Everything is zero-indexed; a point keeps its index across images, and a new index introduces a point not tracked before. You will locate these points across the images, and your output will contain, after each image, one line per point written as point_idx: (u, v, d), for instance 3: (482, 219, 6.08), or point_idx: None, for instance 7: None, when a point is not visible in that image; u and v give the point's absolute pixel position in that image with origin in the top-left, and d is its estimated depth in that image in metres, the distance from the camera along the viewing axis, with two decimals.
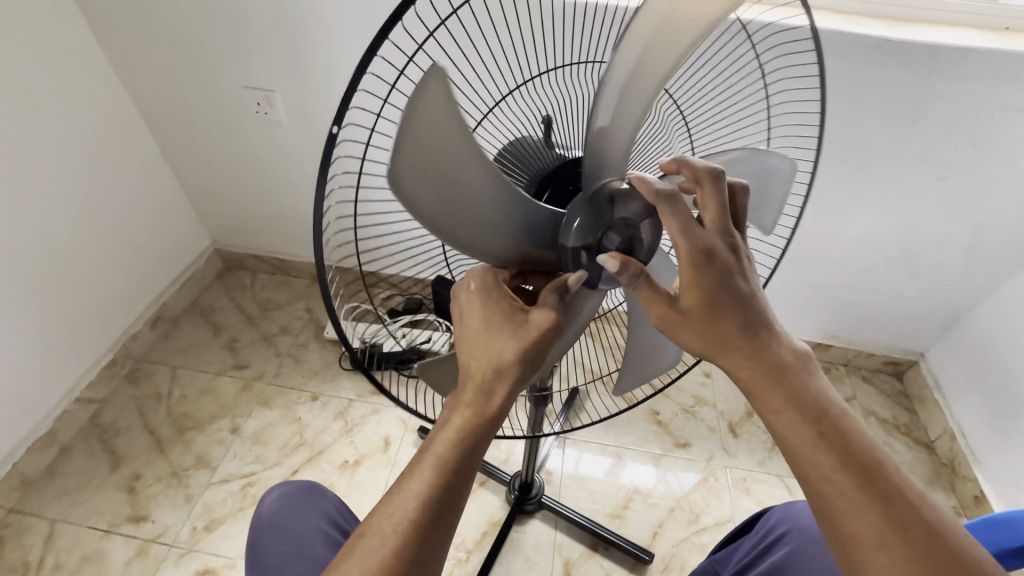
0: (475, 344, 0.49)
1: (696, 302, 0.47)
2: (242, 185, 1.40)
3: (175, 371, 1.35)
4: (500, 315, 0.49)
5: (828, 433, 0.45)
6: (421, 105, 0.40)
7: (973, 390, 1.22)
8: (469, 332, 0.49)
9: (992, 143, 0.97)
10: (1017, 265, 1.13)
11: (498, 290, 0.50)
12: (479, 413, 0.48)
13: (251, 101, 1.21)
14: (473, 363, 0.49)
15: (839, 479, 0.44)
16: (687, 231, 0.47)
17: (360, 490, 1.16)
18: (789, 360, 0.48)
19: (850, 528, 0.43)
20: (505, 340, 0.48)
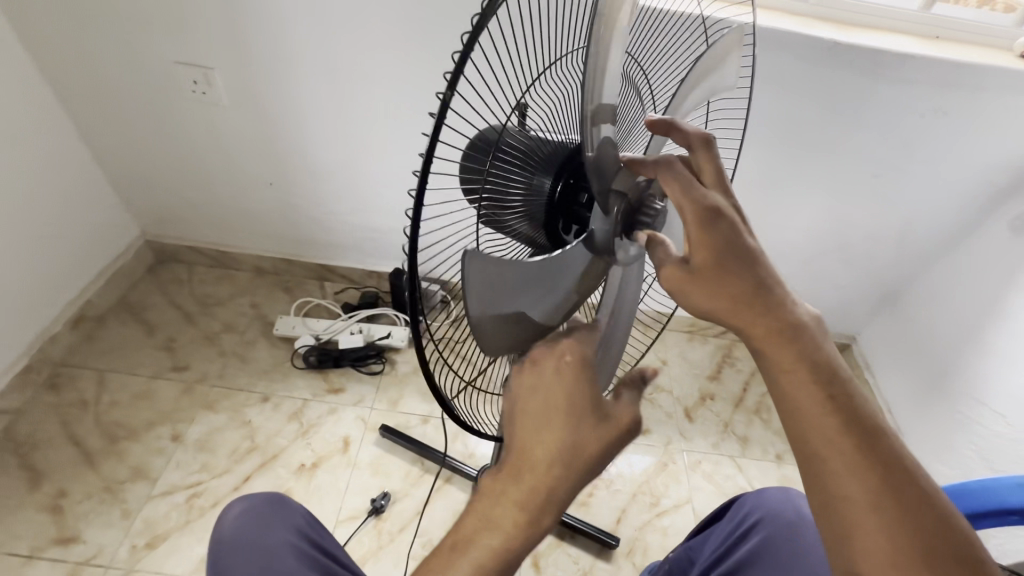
0: (550, 425, 0.40)
1: (708, 258, 0.42)
2: (176, 170, 1.28)
3: (103, 375, 1.23)
4: (581, 404, 0.41)
5: (838, 398, 0.41)
6: (473, 284, 0.42)
7: (898, 370, 1.34)
8: (540, 412, 0.41)
9: (922, 143, 1.05)
10: (936, 255, 1.25)
11: (585, 368, 0.43)
12: (536, 523, 0.39)
13: (187, 79, 1.10)
14: (536, 454, 0.39)
15: (842, 444, 0.40)
16: (689, 190, 0.44)
17: (319, 494, 1.11)
18: (802, 320, 0.43)
19: (846, 494, 0.40)
20: (585, 432, 0.40)
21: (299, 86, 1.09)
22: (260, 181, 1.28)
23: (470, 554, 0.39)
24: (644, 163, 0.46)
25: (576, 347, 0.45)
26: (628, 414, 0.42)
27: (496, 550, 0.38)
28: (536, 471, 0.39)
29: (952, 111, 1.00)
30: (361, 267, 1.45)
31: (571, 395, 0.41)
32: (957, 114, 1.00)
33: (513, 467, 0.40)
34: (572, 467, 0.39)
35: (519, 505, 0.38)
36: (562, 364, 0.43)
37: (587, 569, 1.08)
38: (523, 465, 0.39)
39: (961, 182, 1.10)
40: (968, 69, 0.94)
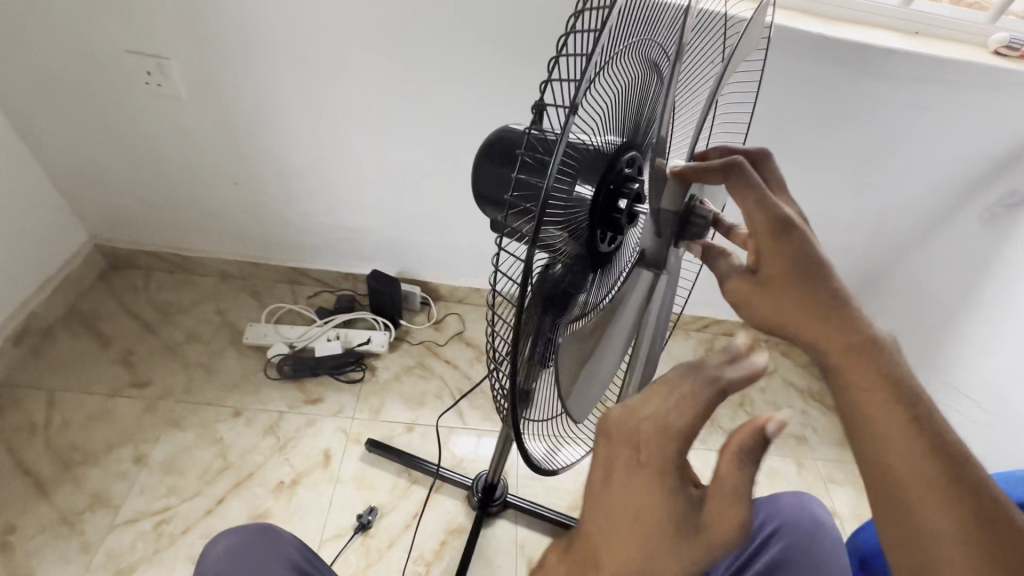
0: (621, 524, 0.32)
1: (781, 269, 0.42)
2: (129, 170, 1.18)
3: (53, 394, 1.12)
4: (653, 504, 0.32)
5: (926, 425, 0.37)
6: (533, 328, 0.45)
7: None
8: (605, 505, 0.33)
9: (901, 138, 1.06)
10: None
11: (674, 449, 0.33)
12: None
13: (141, 70, 1.01)
14: (609, 557, 0.33)
15: (933, 476, 0.36)
16: (763, 202, 0.43)
17: (301, 512, 1.05)
18: (882, 337, 0.39)
19: (932, 541, 0.35)
20: (664, 544, 0.31)
21: (267, 79, 1.02)
22: (223, 180, 1.19)
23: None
24: (697, 170, 0.46)
25: (672, 419, 0.33)
26: (724, 525, 0.31)
27: None
28: (608, 572, 0.32)
29: (931, 106, 1.01)
30: (336, 270, 1.38)
31: (649, 485, 0.32)
32: (935, 109, 1.01)
33: (583, 559, 0.33)
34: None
35: None
36: (638, 446, 0.33)
37: None
38: (595, 560, 0.33)
39: (935, 176, 1.13)
40: (947, 64, 0.95)
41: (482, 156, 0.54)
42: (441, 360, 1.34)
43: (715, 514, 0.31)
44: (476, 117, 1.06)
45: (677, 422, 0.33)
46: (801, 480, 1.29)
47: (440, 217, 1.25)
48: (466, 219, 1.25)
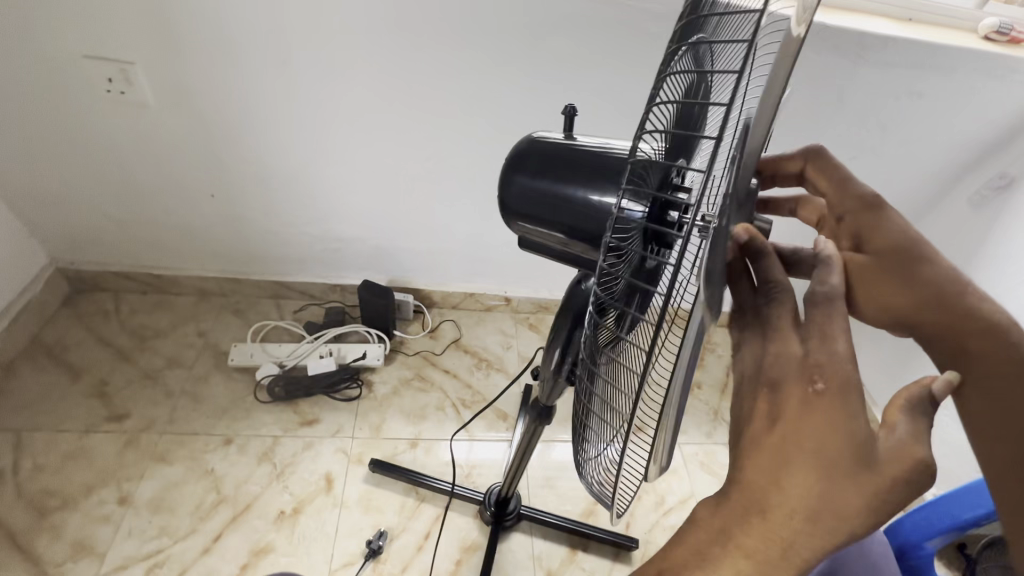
0: (790, 464, 0.32)
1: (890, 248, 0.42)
2: (92, 186, 1.08)
3: (19, 436, 1.03)
4: (839, 446, 0.32)
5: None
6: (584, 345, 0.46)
7: (868, 344, 1.41)
8: (780, 447, 0.33)
9: (895, 125, 1.07)
10: None
11: (853, 396, 0.32)
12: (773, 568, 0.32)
13: (102, 76, 0.92)
14: (776, 498, 0.32)
15: None
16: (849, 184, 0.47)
17: (306, 543, 0.99)
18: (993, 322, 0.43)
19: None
20: (832, 482, 0.31)
21: (244, 83, 0.95)
22: (198, 192, 1.11)
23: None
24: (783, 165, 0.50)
25: (841, 363, 0.33)
26: (905, 463, 0.31)
27: None
28: (774, 507, 0.32)
29: (925, 92, 1.02)
30: (324, 281, 1.31)
31: (820, 428, 0.32)
32: (928, 96, 1.02)
33: (745, 502, 0.33)
34: (819, 520, 0.32)
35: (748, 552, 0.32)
36: (815, 390, 0.33)
37: None
38: (758, 495, 0.33)
39: (926, 162, 1.14)
40: (942, 51, 0.95)
41: (509, 169, 0.50)
42: (440, 370, 1.30)
43: (895, 449, 0.31)
44: (471, 118, 1.01)
45: (851, 365, 0.33)
46: None
47: (432, 222, 1.20)
48: (460, 223, 1.21)
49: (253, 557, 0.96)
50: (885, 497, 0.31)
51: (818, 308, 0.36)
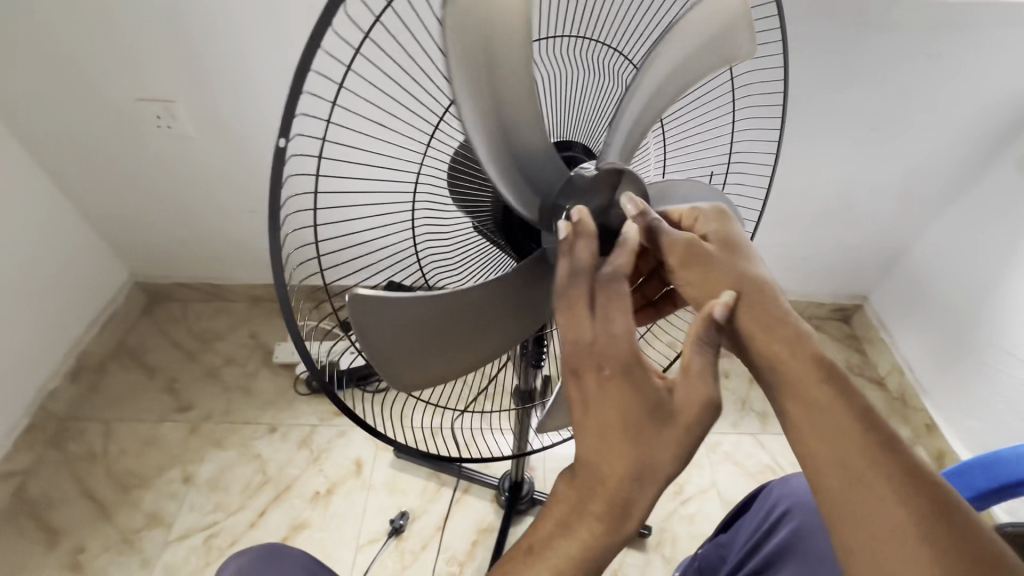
0: (608, 435, 0.36)
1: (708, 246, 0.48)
2: (154, 210, 1.25)
3: (108, 425, 1.22)
4: (641, 409, 0.36)
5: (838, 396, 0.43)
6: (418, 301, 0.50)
7: (916, 327, 1.31)
8: (601, 422, 0.36)
9: (918, 91, 1.00)
10: (944, 204, 1.20)
11: (638, 367, 0.37)
12: (616, 530, 0.36)
13: (151, 114, 1.07)
14: (606, 470, 0.36)
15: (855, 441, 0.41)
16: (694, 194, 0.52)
17: (337, 520, 1.09)
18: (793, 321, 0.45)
19: (881, 506, 0.39)
20: (648, 442, 0.35)
21: (265, 110, 1.06)
22: (239, 209, 1.25)
23: (547, 556, 0.37)
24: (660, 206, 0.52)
25: (617, 343, 0.37)
26: (696, 406, 0.36)
27: (580, 560, 0.36)
28: (604, 475, 0.36)
29: (947, 53, 0.95)
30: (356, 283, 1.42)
31: (622, 397, 0.36)
32: (951, 57, 0.95)
33: (584, 476, 0.37)
34: (646, 476, 0.36)
35: (598, 520, 0.36)
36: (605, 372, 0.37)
37: (616, 567, 1.06)
38: (593, 470, 0.36)
39: (962, 127, 1.06)
40: (962, 7, 0.88)
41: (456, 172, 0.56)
42: None
43: (686, 397, 0.36)
44: None
45: (627, 339, 0.37)
46: None
47: None
48: None
49: (292, 532, 1.08)
50: (689, 440, 0.36)
51: (606, 294, 0.38)
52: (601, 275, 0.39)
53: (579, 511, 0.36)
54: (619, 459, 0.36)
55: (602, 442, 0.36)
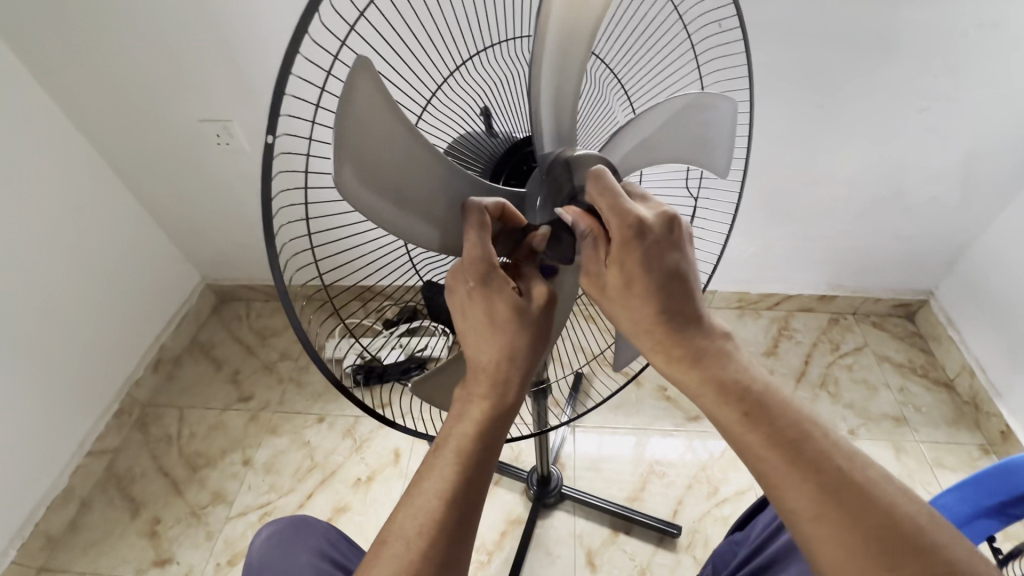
0: (482, 335, 0.49)
1: (617, 279, 0.45)
2: (217, 218, 1.39)
3: (182, 411, 1.36)
4: (503, 307, 0.49)
5: (754, 412, 0.43)
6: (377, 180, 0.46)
7: (987, 324, 1.19)
8: (478, 328, 0.49)
9: (969, 65, 0.92)
10: (1017, 188, 1.09)
11: (493, 279, 0.49)
12: (501, 402, 0.49)
13: (211, 133, 1.19)
14: (483, 362, 0.49)
15: (772, 457, 0.41)
16: (617, 208, 0.45)
17: (375, 505, 1.16)
18: (707, 346, 0.45)
19: (789, 504, 0.41)
20: (513, 331, 0.49)
21: None
22: None
23: (450, 436, 0.48)
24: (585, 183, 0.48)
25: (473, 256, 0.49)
26: (541, 293, 0.50)
27: (475, 430, 0.48)
28: (485, 363, 0.49)
29: (1004, 22, 0.87)
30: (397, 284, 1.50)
31: (489, 304, 0.49)
32: (1010, 25, 0.87)
33: (472, 372, 0.50)
34: (514, 357, 0.49)
35: (484, 395, 0.49)
36: (472, 285, 0.49)
37: (644, 565, 1.05)
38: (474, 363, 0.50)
39: None
40: None
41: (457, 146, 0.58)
42: None
43: (536, 289, 0.50)
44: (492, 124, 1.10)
45: (483, 261, 0.49)
46: (899, 465, 1.15)
47: None
48: None
49: (335, 514, 1.16)
50: (543, 319, 0.50)
51: (475, 228, 0.50)
52: (472, 215, 0.50)
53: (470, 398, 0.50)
54: (494, 345, 0.49)
55: (480, 341, 0.50)
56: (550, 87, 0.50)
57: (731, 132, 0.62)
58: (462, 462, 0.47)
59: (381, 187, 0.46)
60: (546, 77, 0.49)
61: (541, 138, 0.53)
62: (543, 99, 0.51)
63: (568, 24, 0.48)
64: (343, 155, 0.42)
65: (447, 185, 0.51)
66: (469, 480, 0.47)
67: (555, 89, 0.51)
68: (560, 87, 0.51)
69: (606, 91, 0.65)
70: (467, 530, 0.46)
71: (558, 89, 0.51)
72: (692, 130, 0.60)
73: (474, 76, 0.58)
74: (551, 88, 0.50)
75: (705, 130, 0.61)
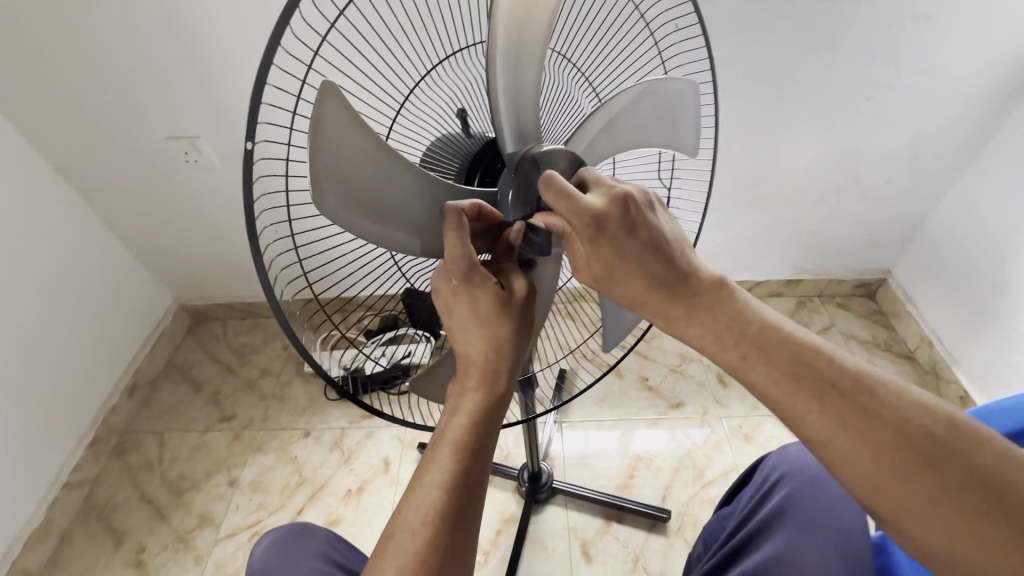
0: (469, 331, 0.51)
1: (598, 266, 0.47)
2: (189, 237, 1.37)
3: (161, 436, 1.33)
4: (486, 302, 0.50)
5: (750, 354, 0.46)
6: (359, 194, 0.48)
7: (941, 297, 1.27)
8: (464, 324, 0.51)
9: (909, 54, 0.99)
10: (958, 168, 1.17)
11: (476, 275, 0.49)
12: (492, 389, 0.51)
13: (179, 150, 1.18)
14: (472, 355, 0.51)
15: (775, 390, 0.45)
16: (574, 203, 0.46)
17: (368, 515, 1.16)
18: (701, 297, 0.48)
19: (802, 429, 0.44)
20: (498, 324, 0.51)
21: None
22: None
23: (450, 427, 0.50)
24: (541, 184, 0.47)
25: (454, 255, 0.49)
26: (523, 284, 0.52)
27: (469, 420, 0.50)
28: (472, 354, 0.51)
29: (936, 15, 0.94)
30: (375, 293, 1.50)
31: (473, 303, 0.50)
32: (941, 18, 0.94)
33: (461, 366, 0.52)
34: (501, 347, 0.51)
35: (475, 387, 0.51)
36: (455, 281, 0.50)
37: (638, 551, 1.08)
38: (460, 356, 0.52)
39: (964, 90, 1.04)
40: None
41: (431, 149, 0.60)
42: None
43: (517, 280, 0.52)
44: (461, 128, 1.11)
45: (465, 259, 0.49)
46: None
47: None
48: None
49: (328, 527, 1.15)
50: (525, 310, 0.52)
51: (458, 230, 0.49)
52: (453, 214, 0.49)
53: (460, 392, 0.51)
54: (481, 337, 0.51)
55: (465, 335, 0.51)
56: (508, 85, 0.53)
57: (694, 110, 0.65)
58: (461, 450, 0.49)
59: (358, 205, 0.48)
60: (500, 73, 0.52)
61: (504, 137, 0.55)
62: (504, 97, 0.53)
63: (524, 22, 0.50)
64: (322, 172, 0.44)
65: (427, 196, 0.52)
66: (469, 466, 0.49)
67: (513, 85, 0.53)
68: (517, 85, 0.53)
69: (570, 83, 0.67)
70: (473, 515, 0.48)
71: (517, 83, 0.53)
72: (657, 114, 0.63)
73: (445, 79, 0.60)
74: (509, 87, 0.53)
75: (669, 114, 0.64)
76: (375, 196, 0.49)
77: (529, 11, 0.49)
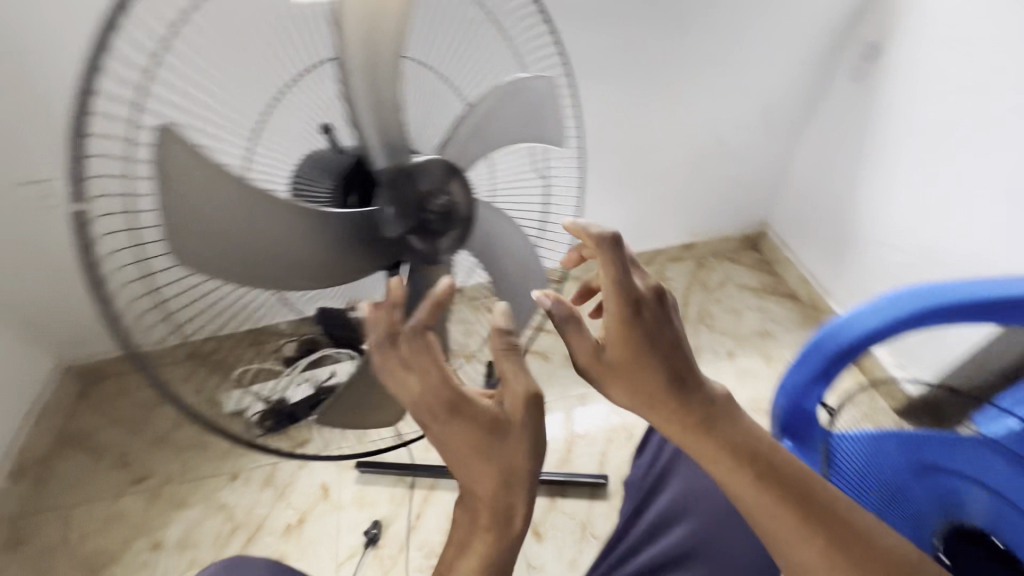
0: (450, 436, 0.51)
1: (622, 355, 0.53)
2: (61, 290, 1.24)
3: (64, 514, 1.20)
4: (443, 401, 0.50)
5: (757, 475, 0.53)
6: (231, 248, 0.47)
7: (809, 239, 1.43)
8: (445, 433, 0.51)
9: (745, 28, 1.11)
10: (803, 124, 1.33)
11: (433, 384, 0.49)
12: (510, 490, 0.53)
13: (31, 196, 1.06)
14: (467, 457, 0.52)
15: (762, 498, 0.52)
16: (624, 283, 0.53)
17: (313, 545, 1.12)
18: (711, 412, 0.54)
19: (772, 528, 0.52)
20: (507, 425, 0.52)
21: None
22: None
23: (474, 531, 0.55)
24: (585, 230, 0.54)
25: (405, 374, 0.49)
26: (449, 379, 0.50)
27: (490, 521, 0.54)
28: (467, 456, 0.52)
29: None
30: None
31: (444, 412, 0.50)
32: None
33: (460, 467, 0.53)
34: (504, 444, 0.52)
35: (488, 491, 0.53)
36: (414, 396, 0.50)
37: (584, 519, 1.13)
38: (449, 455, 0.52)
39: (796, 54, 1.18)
40: None
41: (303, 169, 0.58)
42: None
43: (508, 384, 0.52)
44: None
45: (421, 373, 0.49)
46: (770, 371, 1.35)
47: None
48: None
49: None
50: (524, 404, 0.52)
51: (389, 345, 0.49)
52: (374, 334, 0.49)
53: (474, 487, 0.53)
54: (489, 439, 0.51)
55: (443, 438, 0.51)
56: (368, 100, 0.51)
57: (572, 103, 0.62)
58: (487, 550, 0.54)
59: (229, 257, 0.47)
60: (351, 87, 0.50)
61: (372, 153, 0.53)
62: (362, 115, 0.51)
63: (369, 37, 0.48)
64: (176, 233, 0.43)
65: (309, 235, 0.50)
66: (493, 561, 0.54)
67: (370, 103, 0.51)
68: (376, 99, 0.51)
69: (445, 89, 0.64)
70: None
71: (375, 100, 0.51)
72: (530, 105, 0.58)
73: (304, 98, 0.58)
74: (370, 101, 0.51)
75: (546, 106, 0.59)
76: (248, 242, 0.48)
77: (372, 26, 0.48)
